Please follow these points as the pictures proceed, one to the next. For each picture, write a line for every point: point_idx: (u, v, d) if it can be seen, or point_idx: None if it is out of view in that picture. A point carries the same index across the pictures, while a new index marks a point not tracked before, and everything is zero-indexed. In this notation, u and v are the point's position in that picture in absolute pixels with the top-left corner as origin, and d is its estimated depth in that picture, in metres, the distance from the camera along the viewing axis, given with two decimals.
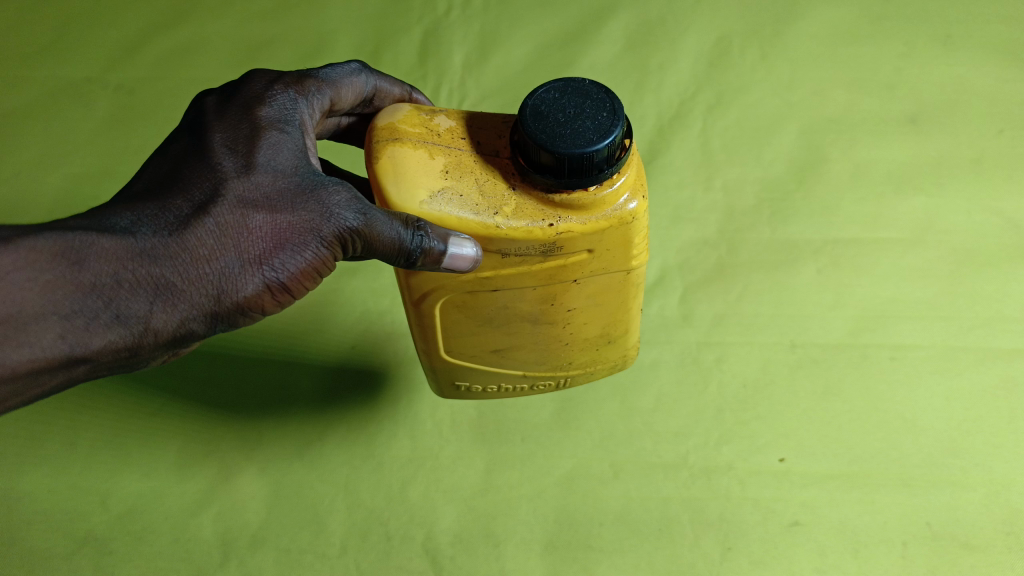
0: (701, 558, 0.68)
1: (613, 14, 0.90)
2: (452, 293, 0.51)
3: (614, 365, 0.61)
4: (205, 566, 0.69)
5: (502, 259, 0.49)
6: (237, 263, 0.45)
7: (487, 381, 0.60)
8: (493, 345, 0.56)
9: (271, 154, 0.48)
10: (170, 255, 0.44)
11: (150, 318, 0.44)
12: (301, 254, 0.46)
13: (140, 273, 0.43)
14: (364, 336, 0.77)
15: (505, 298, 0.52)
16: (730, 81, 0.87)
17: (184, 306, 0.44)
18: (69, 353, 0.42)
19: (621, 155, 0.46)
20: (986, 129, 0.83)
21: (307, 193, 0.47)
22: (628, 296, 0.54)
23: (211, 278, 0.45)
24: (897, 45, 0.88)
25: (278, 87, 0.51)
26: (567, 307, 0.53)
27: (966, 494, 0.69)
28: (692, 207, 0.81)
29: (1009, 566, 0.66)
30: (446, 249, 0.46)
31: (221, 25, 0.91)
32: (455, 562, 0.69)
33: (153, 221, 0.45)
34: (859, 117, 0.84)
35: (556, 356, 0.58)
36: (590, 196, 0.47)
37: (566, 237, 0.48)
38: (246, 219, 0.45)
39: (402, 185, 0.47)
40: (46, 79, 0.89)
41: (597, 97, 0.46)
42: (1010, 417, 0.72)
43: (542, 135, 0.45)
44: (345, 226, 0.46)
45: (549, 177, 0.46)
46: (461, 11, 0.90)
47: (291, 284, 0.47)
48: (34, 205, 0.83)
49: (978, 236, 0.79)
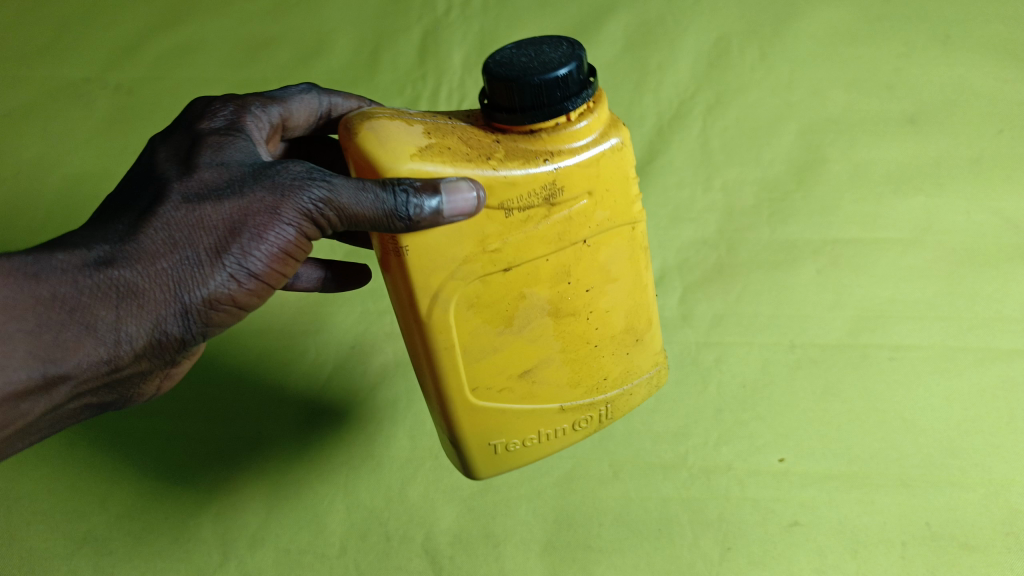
0: (701, 558, 0.67)
1: (613, 14, 0.90)
2: (463, 288, 0.46)
3: (648, 377, 0.56)
4: (204, 565, 0.69)
5: (506, 219, 0.45)
6: (193, 260, 0.45)
7: (522, 429, 0.52)
8: (517, 367, 0.50)
9: (220, 150, 0.48)
10: (127, 262, 0.45)
11: (119, 326, 0.45)
12: (259, 236, 0.45)
13: (101, 283, 0.44)
14: (364, 337, 0.78)
15: (520, 284, 0.47)
16: (730, 80, 0.86)
17: (149, 309, 0.45)
18: (46, 370, 0.44)
19: (591, 83, 0.46)
20: (985, 129, 0.83)
21: (253, 180, 0.46)
22: (638, 262, 0.51)
23: (169, 277, 0.45)
24: (897, 45, 0.87)
25: (219, 102, 0.53)
26: (585, 284, 0.49)
27: (965, 494, 0.69)
28: (691, 207, 0.81)
29: (1009, 566, 0.65)
30: (440, 192, 0.42)
31: (221, 25, 0.91)
32: (455, 562, 0.69)
33: (110, 233, 0.46)
34: (859, 117, 0.84)
35: (587, 370, 0.53)
36: (575, 125, 0.46)
37: (566, 174, 0.46)
38: (194, 214, 0.45)
39: (388, 145, 0.43)
40: (46, 78, 0.89)
41: (548, 40, 0.46)
42: (1010, 417, 0.72)
43: (513, 73, 0.44)
44: (295, 207, 0.45)
45: (533, 111, 0.44)
46: (461, 11, 0.90)
47: (255, 270, 0.46)
48: (34, 205, 0.83)
49: (977, 236, 0.79)
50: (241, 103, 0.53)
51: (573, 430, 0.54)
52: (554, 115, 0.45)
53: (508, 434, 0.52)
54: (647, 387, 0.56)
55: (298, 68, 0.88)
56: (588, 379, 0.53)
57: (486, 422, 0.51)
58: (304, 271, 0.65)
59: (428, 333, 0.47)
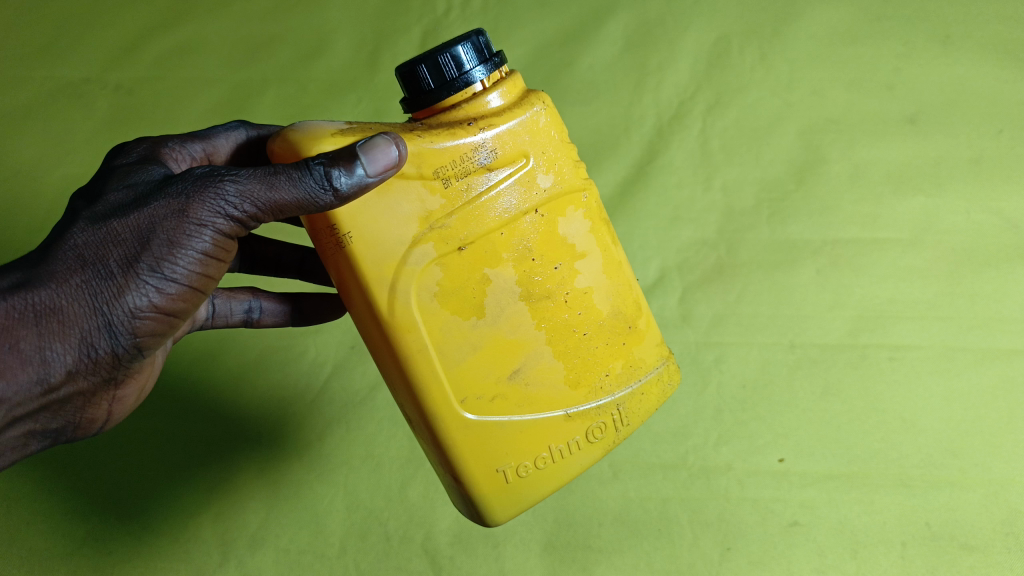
0: (701, 558, 0.69)
1: (613, 13, 0.86)
2: (419, 274, 0.45)
3: (646, 361, 0.53)
4: (205, 565, 0.71)
5: (445, 191, 0.45)
6: (108, 271, 0.43)
7: (529, 441, 0.50)
8: (501, 365, 0.48)
9: (130, 175, 0.47)
10: (41, 282, 0.42)
11: (43, 346, 0.42)
12: (172, 240, 0.43)
13: (15, 303, 0.42)
14: (363, 337, 0.76)
15: (480, 268, 0.47)
16: (729, 81, 0.84)
17: (72, 325, 0.43)
18: None
19: (496, 59, 0.49)
20: (986, 129, 0.82)
21: (163, 188, 0.44)
22: (600, 231, 0.51)
23: (87, 289, 0.42)
24: (896, 45, 0.84)
25: (134, 144, 0.54)
26: (551, 262, 0.48)
27: (965, 494, 0.70)
28: (691, 207, 0.81)
29: (1009, 566, 0.68)
30: (357, 158, 0.41)
31: (217, 21, 0.90)
32: (455, 562, 0.70)
33: (22, 261, 0.44)
34: (859, 117, 0.83)
35: (580, 362, 0.50)
36: (485, 92, 0.47)
37: (495, 137, 0.46)
38: (105, 228, 0.43)
39: (306, 127, 0.44)
40: (43, 77, 0.89)
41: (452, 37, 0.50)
42: (1009, 417, 0.72)
43: (417, 57, 0.47)
44: (211, 208, 0.43)
45: (444, 83, 0.46)
46: (461, 12, 0.89)
47: (175, 275, 0.44)
48: (35, 206, 0.84)
49: (977, 236, 0.79)
50: (158, 140, 0.56)
51: (581, 433, 0.51)
52: (466, 85, 0.47)
53: (510, 449, 0.49)
54: (650, 375, 0.54)
55: (297, 68, 0.89)
56: (581, 371, 0.50)
57: (482, 435, 0.48)
58: (268, 306, 0.66)
59: (397, 337, 0.46)
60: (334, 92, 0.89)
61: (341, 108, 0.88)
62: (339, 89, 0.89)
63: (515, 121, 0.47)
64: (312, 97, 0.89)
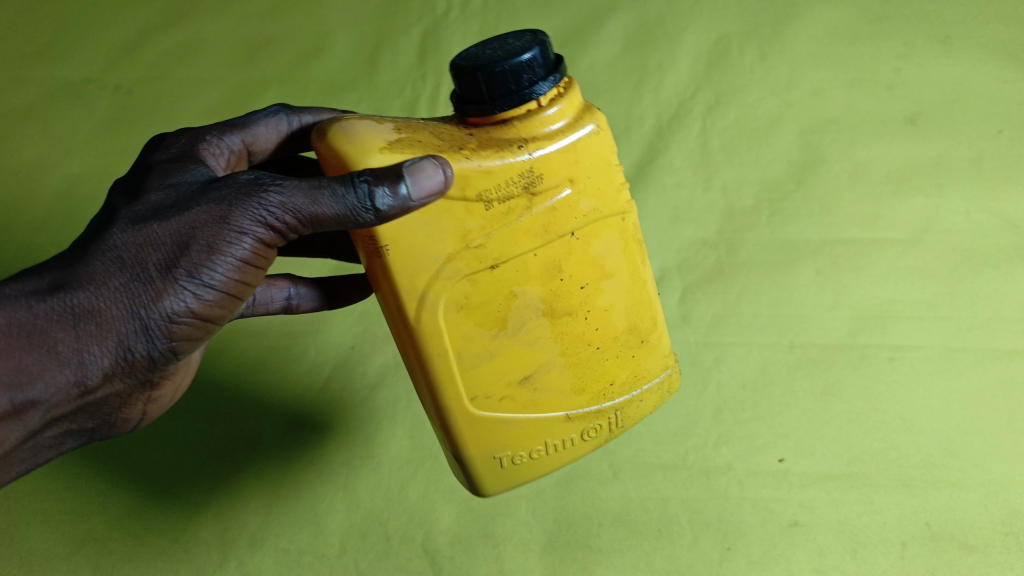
0: (701, 558, 0.69)
1: (613, 12, 0.87)
2: (450, 288, 0.46)
3: (653, 376, 0.55)
4: (205, 565, 0.71)
5: (486, 212, 0.45)
6: (148, 276, 0.43)
7: (531, 440, 0.51)
8: (517, 373, 0.49)
9: (170, 174, 0.48)
10: (81, 284, 0.43)
11: (80, 348, 0.44)
12: (210, 246, 0.44)
13: (55, 305, 0.43)
14: (362, 338, 0.76)
15: (510, 281, 0.47)
16: (729, 80, 0.84)
17: (110, 329, 0.44)
18: (12, 396, 0.43)
19: (557, 71, 0.47)
20: (985, 129, 0.82)
21: (204, 192, 0.45)
22: (629, 253, 0.51)
23: (126, 294, 0.43)
24: (897, 45, 0.84)
25: (173, 137, 0.54)
26: (578, 280, 0.49)
27: (965, 494, 0.70)
28: (691, 207, 0.81)
29: (1008, 566, 0.68)
30: (402, 181, 0.41)
31: (217, 22, 0.90)
32: (455, 562, 0.70)
33: (62, 261, 0.45)
34: (859, 117, 0.83)
35: (592, 373, 0.52)
36: (542, 110, 0.46)
37: (543, 162, 0.46)
38: (145, 231, 0.44)
39: (354, 139, 0.44)
40: (43, 77, 0.89)
41: (514, 34, 0.47)
42: (1009, 417, 0.72)
43: (479, 61, 0.45)
44: (251, 213, 0.44)
45: (499, 99, 0.45)
46: (461, 11, 0.89)
47: (213, 282, 0.44)
48: (35, 207, 0.84)
49: (976, 236, 0.79)
50: (196, 133, 0.56)
51: (582, 436, 0.53)
52: (524, 102, 0.45)
53: (513, 447, 0.51)
54: (655, 388, 0.55)
55: (297, 68, 0.89)
56: (589, 384, 0.52)
57: (489, 433, 0.50)
58: (305, 293, 0.66)
59: (421, 340, 0.47)
60: (334, 92, 0.88)
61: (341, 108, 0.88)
62: (339, 89, 0.88)
63: (565, 145, 0.46)
64: (313, 98, 0.88)
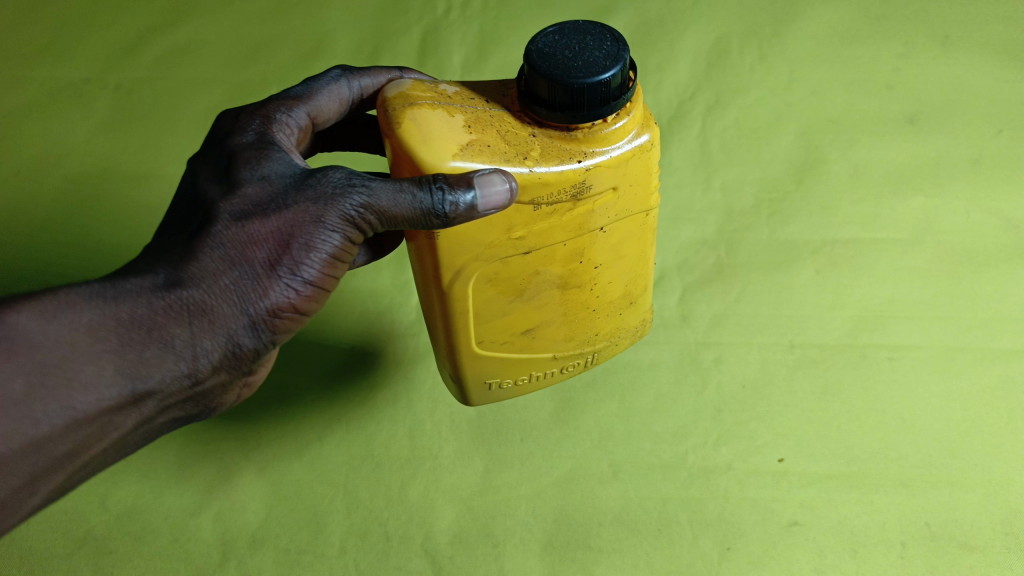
0: (701, 558, 0.68)
1: (613, 15, 0.90)
2: (484, 266, 0.51)
3: (634, 331, 0.63)
4: (204, 566, 0.69)
5: (533, 212, 0.50)
6: (255, 273, 0.47)
7: (518, 373, 0.60)
8: (523, 327, 0.57)
9: (258, 163, 0.50)
10: (194, 279, 0.47)
11: (194, 341, 0.47)
12: (310, 244, 0.48)
13: (171, 300, 0.46)
14: (363, 337, 0.78)
15: (537, 261, 0.53)
16: (730, 80, 0.87)
17: (222, 323, 0.47)
18: (133, 387, 0.46)
19: (630, 86, 0.48)
20: (986, 129, 0.83)
21: (300, 189, 0.48)
22: (645, 243, 0.56)
23: (235, 289, 0.47)
24: (896, 45, 0.88)
25: (245, 116, 0.54)
26: (594, 263, 0.55)
27: (965, 494, 0.69)
28: (691, 207, 0.81)
29: (1009, 567, 0.66)
30: (474, 195, 0.45)
31: (221, 24, 0.91)
32: (455, 562, 0.69)
33: (169, 256, 0.48)
34: (859, 117, 0.85)
35: (584, 328, 0.59)
36: (608, 125, 0.48)
37: (594, 174, 0.49)
38: (249, 229, 0.47)
39: (429, 143, 0.47)
40: (46, 79, 0.89)
41: (594, 32, 0.48)
42: (1009, 417, 0.72)
43: (557, 71, 0.46)
44: (347, 211, 0.48)
45: (569, 112, 0.47)
46: (460, 12, 0.90)
47: (311, 278, 0.49)
48: (34, 206, 0.83)
49: (977, 236, 0.79)
50: (266, 107, 0.56)
51: (563, 372, 0.62)
52: (595, 118, 0.47)
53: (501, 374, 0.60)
54: (632, 335, 0.63)
55: (297, 68, 0.88)
56: (581, 337, 0.60)
57: (485, 367, 0.58)
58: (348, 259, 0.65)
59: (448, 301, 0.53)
60: None
61: None
62: None
63: (615, 156, 0.49)
64: None
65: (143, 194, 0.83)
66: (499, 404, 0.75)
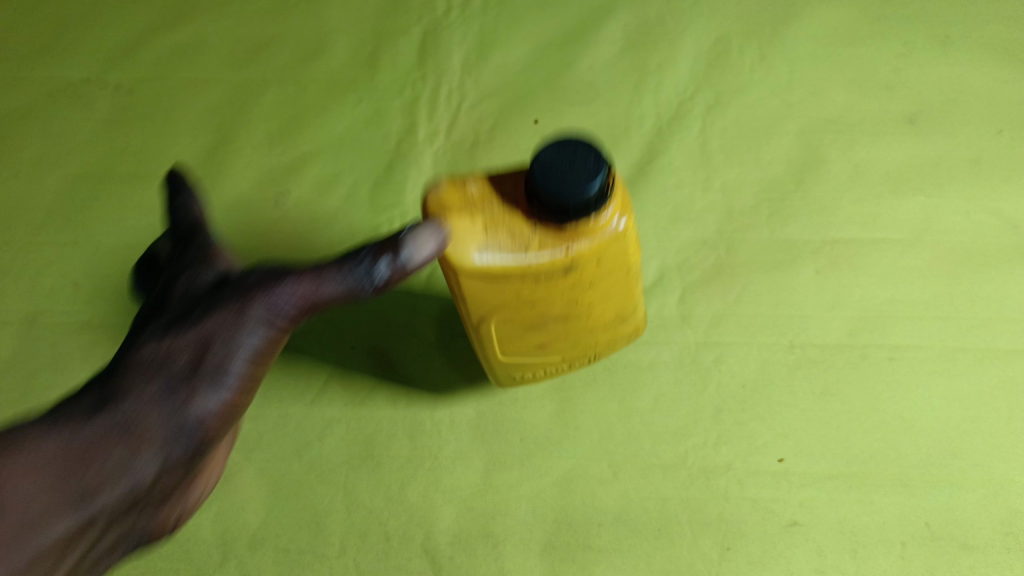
0: (700, 558, 0.69)
1: (613, 14, 0.90)
2: (492, 302, 0.58)
3: (630, 336, 0.67)
4: (205, 566, 0.69)
5: (529, 284, 0.56)
6: (293, 289, 0.61)
7: (533, 369, 0.67)
8: (534, 343, 0.62)
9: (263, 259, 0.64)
10: (260, 295, 0.61)
11: (258, 331, 0.61)
12: (323, 271, 0.60)
13: (245, 306, 0.61)
14: (363, 337, 0.77)
15: (540, 309, 0.59)
16: (730, 80, 0.87)
17: (275, 319, 0.61)
18: (230, 361, 0.61)
19: (609, 188, 0.54)
20: (986, 129, 0.83)
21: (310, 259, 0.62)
22: (630, 278, 0.60)
23: (283, 300, 0.61)
24: (896, 45, 0.88)
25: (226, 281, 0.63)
26: (591, 299, 0.59)
27: (965, 494, 0.70)
28: (690, 207, 0.81)
29: (1008, 567, 0.67)
30: (483, 258, 0.54)
31: (221, 24, 0.91)
32: (455, 562, 0.69)
33: (232, 292, 0.63)
34: (858, 117, 0.85)
35: (586, 342, 0.64)
36: (594, 223, 0.54)
37: (578, 254, 0.55)
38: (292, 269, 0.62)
39: (454, 241, 0.54)
40: (45, 78, 0.89)
41: (584, 153, 0.52)
42: (1009, 417, 0.72)
43: (557, 201, 0.51)
44: (355, 258, 0.59)
45: (565, 218, 0.53)
46: (460, 13, 0.91)
47: (321, 296, 0.61)
48: (35, 207, 0.83)
49: (977, 236, 0.79)
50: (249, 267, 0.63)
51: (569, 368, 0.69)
52: (587, 219, 0.54)
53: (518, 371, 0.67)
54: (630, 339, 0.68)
55: (297, 69, 0.89)
56: (588, 348, 0.65)
57: (506, 364, 0.65)
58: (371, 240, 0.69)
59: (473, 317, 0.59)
60: (334, 92, 0.88)
61: (340, 107, 0.87)
62: (339, 89, 0.88)
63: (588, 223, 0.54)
64: (312, 97, 0.87)
65: (144, 195, 0.84)
66: (499, 403, 0.74)
